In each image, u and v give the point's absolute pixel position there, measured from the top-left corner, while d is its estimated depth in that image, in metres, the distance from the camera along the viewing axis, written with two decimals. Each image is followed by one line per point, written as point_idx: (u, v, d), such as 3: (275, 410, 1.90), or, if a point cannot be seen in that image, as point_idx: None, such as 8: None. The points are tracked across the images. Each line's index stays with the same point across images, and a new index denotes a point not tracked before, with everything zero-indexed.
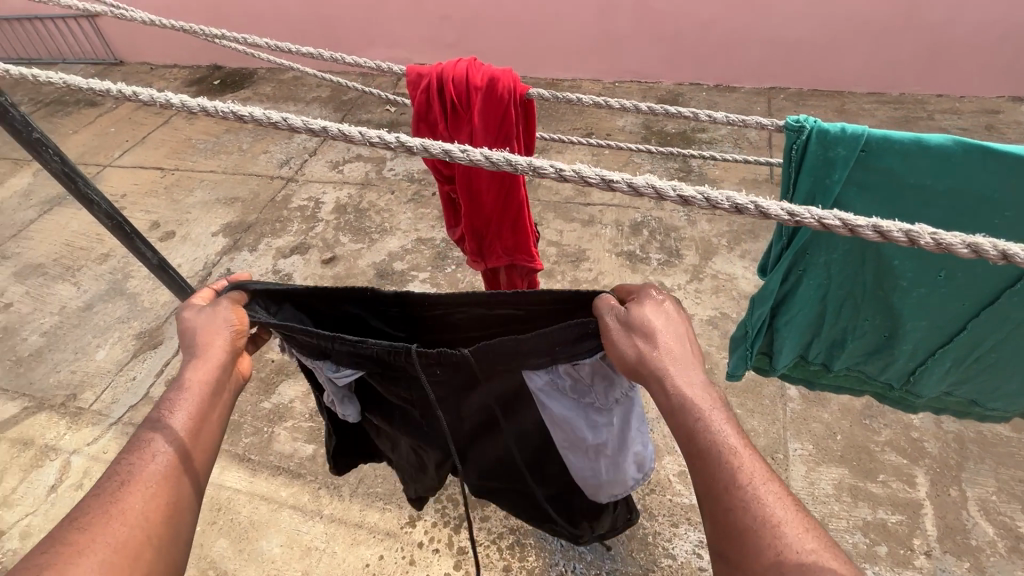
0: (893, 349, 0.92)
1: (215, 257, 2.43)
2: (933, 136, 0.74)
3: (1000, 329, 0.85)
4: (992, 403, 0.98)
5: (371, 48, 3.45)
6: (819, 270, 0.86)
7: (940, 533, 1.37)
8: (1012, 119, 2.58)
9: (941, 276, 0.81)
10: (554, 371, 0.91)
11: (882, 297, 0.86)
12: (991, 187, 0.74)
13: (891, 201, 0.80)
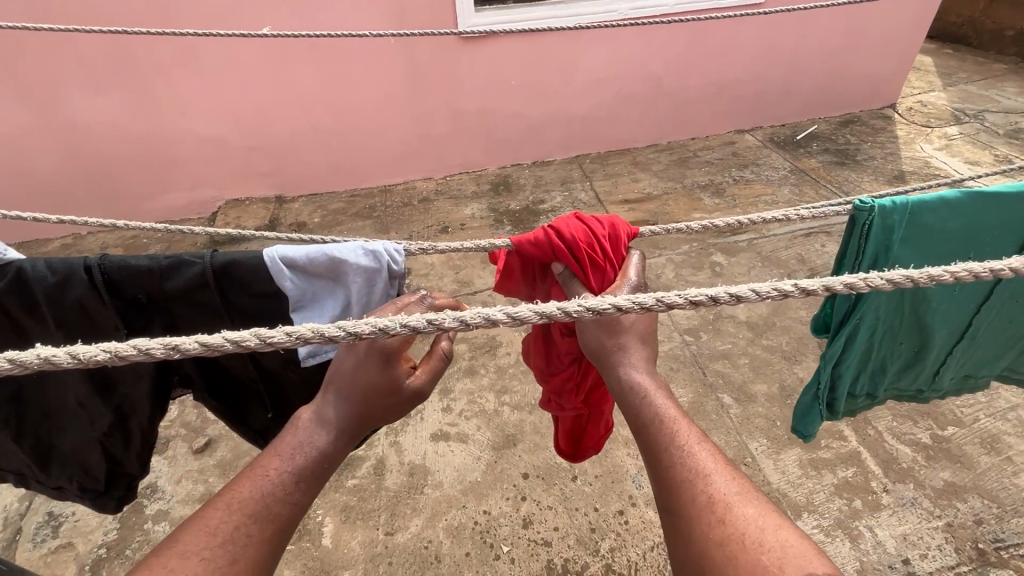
0: (924, 359, 1.00)
1: (21, 505, 1.74)
2: (947, 193, 0.87)
3: (990, 316, 0.96)
4: (981, 372, 1.06)
5: (168, 193, 3.03)
6: (871, 319, 0.92)
7: (883, 468, 1.62)
8: (745, 146, 3.43)
9: (961, 288, 0.92)
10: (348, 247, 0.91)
11: (918, 320, 0.94)
12: (999, 217, 0.89)
13: (922, 249, 0.91)
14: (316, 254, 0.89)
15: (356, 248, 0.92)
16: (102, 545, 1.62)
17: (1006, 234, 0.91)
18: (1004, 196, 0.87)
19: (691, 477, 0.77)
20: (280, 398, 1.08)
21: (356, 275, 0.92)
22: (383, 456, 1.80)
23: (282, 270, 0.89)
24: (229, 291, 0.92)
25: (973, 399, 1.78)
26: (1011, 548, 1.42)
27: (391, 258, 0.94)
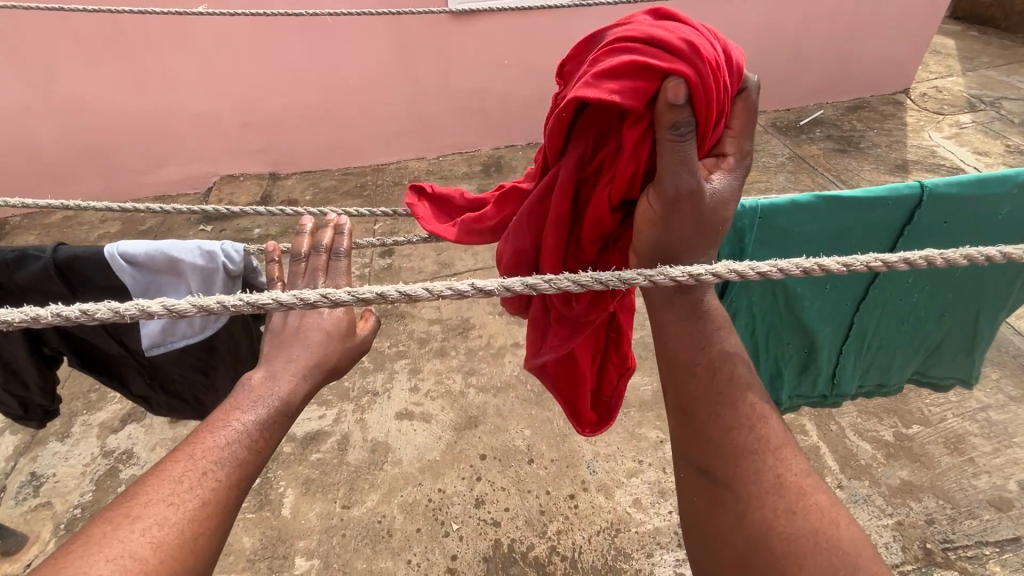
0: (816, 360, 1.09)
1: (7, 464, 1.84)
2: (799, 197, 1.00)
3: (874, 317, 1.05)
4: (891, 379, 1.14)
5: (163, 168, 3.09)
6: (746, 316, 1.03)
7: (840, 464, 1.60)
8: None
9: (828, 287, 1.01)
10: (184, 248, 0.91)
11: (794, 318, 1.04)
12: (849, 218, 1.01)
13: (782, 249, 1.04)
14: (152, 252, 0.90)
15: (193, 247, 0.92)
16: (78, 505, 1.71)
17: (865, 234, 1.04)
18: (858, 198, 0.99)
19: (758, 447, 0.70)
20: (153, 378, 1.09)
21: (191, 274, 0.93)
22: (347, 432, 1.84)
23: (118, 265, 0.89)
24: (72, 283, 0.92)
25: (943, 398, 1.74)
26: (958, 549, 1.41)
27: (231, 259, 0.94)
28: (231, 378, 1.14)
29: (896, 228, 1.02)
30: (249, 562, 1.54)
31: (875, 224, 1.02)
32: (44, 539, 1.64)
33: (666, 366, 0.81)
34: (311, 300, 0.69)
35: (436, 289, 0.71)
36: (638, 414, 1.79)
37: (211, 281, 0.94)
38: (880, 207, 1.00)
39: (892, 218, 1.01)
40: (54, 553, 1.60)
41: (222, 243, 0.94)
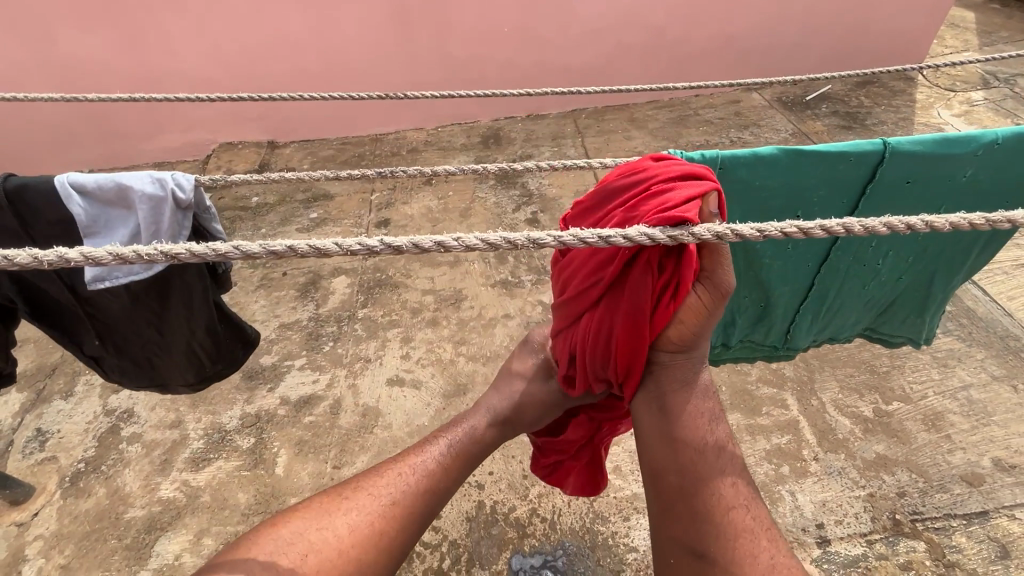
0: (771, 315, 1.22)
1: (14, 420, 1.91)
2: (762, 149, 1.01)
3: (835, 275, 1.15)
4: (842, 334, 1.30)
5: (162, 134, 3.09)
6: None
7: (817, 438, 1.64)
8: (749, 105, 3.27)
9: (789, 247, 1.10)
10: (138, 177, 1.04)
11: (754, 276, 1.14)
12: (814, 173, 1.04)
13: (740, 199, 1.06)
14: (102, 180, 1.02)
15: (143, 176, 1.05)
16: (82, 460, 1.79)
17: (827, 190, 1.07)
18: (826, 154, 1.01)
19: (755, 529, 0.77)
20: (104, 329, 1.19)
21: (140, 202, 1.05)
22: (340, 397, 1.90)
23: (71, 193, 1.01)
24: (26, 216, 1.03)
25: (925, 376, 1.76)
26: (927, 521, 1.45)
27: (178, 188, 1.08)
28: (183, 327, 1.26)
29: (861, 187, 1.06)
30: (245, 516, 1.62)
31: (841, 181, 1.05)
32: (50, 490, 1.72)
33: (663, 436, 0.86)
34: (223, 251, 0.72)
35: (346, 244, 0.74)
36: None
37: (163, 209, 1.07)
38: (844, 163, 1.02)
39: (859, 172, 1.03)
40: (60, 504, 1.68)
41: (170, 174, 1.08)
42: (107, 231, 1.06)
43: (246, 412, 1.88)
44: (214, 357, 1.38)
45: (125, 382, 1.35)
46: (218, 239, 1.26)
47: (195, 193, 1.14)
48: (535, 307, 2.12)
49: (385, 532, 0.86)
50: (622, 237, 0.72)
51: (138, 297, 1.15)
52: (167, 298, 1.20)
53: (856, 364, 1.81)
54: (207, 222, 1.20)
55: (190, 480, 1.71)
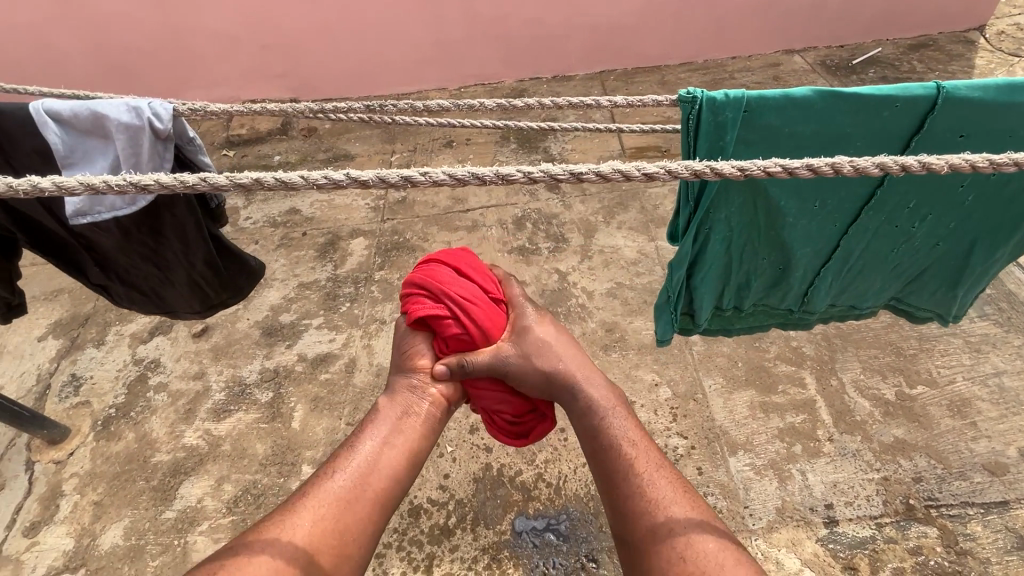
0: (789, 279, 1.16)
1: (50, 365, 2.02)
2: (795, 91, 0.94)
3: (863, 238, 1.08)
4: (865, 303, 1.24)
5: (188, 91, 3.11)
6: (721, 227, 1.07)
7: (834, 418, 1.60)
8: (790, 68, 3.08)
9: (815, 205, 1.03)
10: (114, 104, 1.04)
11: (773, 235, 1.08)
12: (847, 121, 0.96)
13: (768, 147, 1.00)
14: (78, 107, 1.03)
15: (119, 104, 1.05)
16: (112, 405, 1.88)
17: (867, 141, 0.99)
18: (868, 100, 0.93)
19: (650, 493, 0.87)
20: (105, 259, 1.23)
21: (117, 131, 1.05)
22: (354, 356, 1.93)
23: (46, 121, 1.02)
24: (6, 145, 1.07)
25: (955, 361, 1.69)
26: (941, 507, 1.42)
27: (155, 118, 1.08)
28: (180, 259, 1.27)
29: (904, 138, 0.98)
30: (262, 466, 1.69)
31: (882, 132, 0.97)
32: (84, 432, 1.82)
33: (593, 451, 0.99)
34: (190, 183, 0.76)
35: (314, 178, 0.79)
36: (636, 356, 1.80)
37: (142, 139, 1.07)
38: (887, 109, 0.94)
39: (903, 121, 0.96)
40: (93, 445, 1.78)
41: (147, 104, 1.08)
42: (87, 162, 1.08)
43: (265, 366, 1.94)
44: (218, 287, 1.40)
45: (135, 309, 1.42)
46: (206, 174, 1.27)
47: (176, 124, 1.15)
48: (551, 275, 2.08)
49: (342, 516, 0.86)
50: (591, 174, 0.79)
51: (131, 231, 1.16)
52: (161, 233, 1.20)
53: (882, 345, 1.74)
54: (194, 155, 1.22)
55: (211, 429, 1.79)
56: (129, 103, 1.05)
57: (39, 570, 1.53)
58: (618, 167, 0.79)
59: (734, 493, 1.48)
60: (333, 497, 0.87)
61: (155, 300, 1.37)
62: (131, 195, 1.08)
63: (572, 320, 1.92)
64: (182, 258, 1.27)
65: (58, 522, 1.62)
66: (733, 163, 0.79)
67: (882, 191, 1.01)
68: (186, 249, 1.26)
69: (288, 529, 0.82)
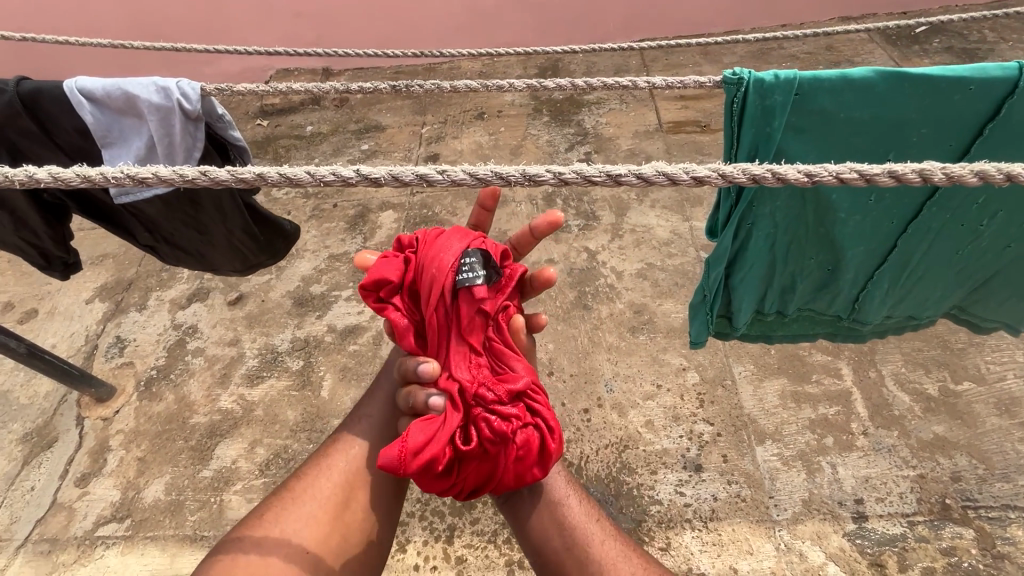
0: (838, 281, 1.10)
1: (97, 326, 2.12)
2: (855, 72, 0.87)
3: (924, 238, 1.01)
4: (925, 313, 1.16)
5: (223, 60, 3.12)
6: (765, 222, 1.01)
7: (870, 412, 1.54)
8: (845, 37, 2.88)
9: (870, 200, 0.96)
10: (145, 85, 1.06)
11: (823, 232, 1.02)
12: (911, 107, 0.88)
13: (821, 134, 0.93)
14: (110, 88, 1.05)
15: (149, 85, 1.06)
16: (154, 367, 1.97)
17: (934, 130, 0.91)
18: (938, 82, 0.86)
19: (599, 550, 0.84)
20: (149, 224, 1.26)
21: (149, 112, 1.07)
22: (382, 329, 1.96)
23: (80, 101, 1.05)
24: (48, 124, 1.10)
25: (1008, 357, 1.59)
26: (980, 509, 1.36)
27: (183, 99, 1.09)
28: (219, 224, 1.30)
29: (977, 126, 0.89)
30: (293, 432, 1.75)
31: (952, 119, 0.89)
32: (128, 391, 1.91)
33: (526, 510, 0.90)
34: (191, 177, 0.73)
35: (321, 175, 0.75)
36: (664, 340, 1.77)
37: (173, 121, 1.09)
38: (960, 93, 0.86)
39: (976, 107, 0.87)
40: (137, 404, 1.88)
41: (175, 83, 1.09)
42: (123, 140, 1.12)
43: (296, 336, 1.99)
44: (257, 250, 1.45)
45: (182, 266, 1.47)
46: (239, 147, 1.26)
47: (205, 103, 1.14)
48: (580, 253, 2.04)
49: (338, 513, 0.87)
50: (632, 175, 0.72)
51: (171, 200, 1.19)
52: (198, 201, 1.22)
53: (927, 338, 1.66)
54: (225, 132, 1.21)
55: (245, 394, 1.86)
56: (160, 85, 1.07)
57: (88, 518, 1.64)
58: (663, 168, 0.71)
59: (759, 482, 1.45)
60: (331, 491, 0.88)
61: (200, 260, 1.42)
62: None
63: (600, 301, 1.88)
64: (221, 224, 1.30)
65: (106, 475, 1.72)
66: (799, 166, 0.70)
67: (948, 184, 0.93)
68: (223, 216, 1.28)
69: (280, 518, 0.83)
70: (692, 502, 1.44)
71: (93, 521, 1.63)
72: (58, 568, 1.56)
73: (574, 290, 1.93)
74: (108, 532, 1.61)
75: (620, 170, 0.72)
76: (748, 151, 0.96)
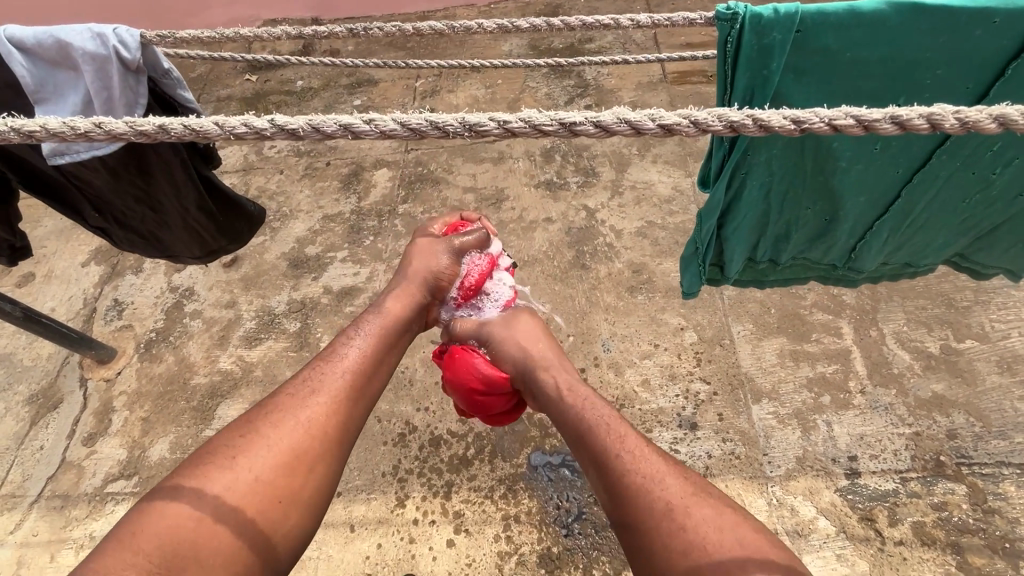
0: (835, 231, 1.06)
1: (95, 290, 2.11)
2: (863, 5, 0.80)
3: (929, 188, 0.97)
4: (924, 260, 1.13)
5: (207, 11, 2.98)
6: (760, 171, 0.96)
7: (868, 370, 1.53)
8: None
9: (875, 148, 0.91)
10: (82, 32, 1.01)
11: (821, 181, 0.98)
12: (927, 43, 0.82)
13: (825, 76, 0.87)
14: (41, 34, 0.99)
15: (84, 31, 1.02)
16: (153, 330, 1.98)
17: (949, 70, 0.84)
18: (957, 15, 0.79)
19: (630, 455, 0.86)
20: (97, 199, 1.21)
21: (84, 61, 1.02)
22: (378, 291, 1.95)
23: (10, 50, 0.98)
24: None
25: (1013, 314, 1.56)
26: (974, 465, 1.37)
27: (122, 47, 1.04)
28: (174, 200, 1.26)
29: (1000, 65, 0.83)
30: None
31: (971, 56, 0.82)
32: (129, 353, 1.93)
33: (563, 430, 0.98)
34: (117, 131, 0.73)
35: (246, 124, 0.71)
36: (663, 299, 1.74)
37: (111, 72, 1.04)
38: (982, 27, 0.79)
39: (1000, 42, 0.81)
40: (138, 366, 1.89)
41: (112, 30, 1.04)
42: (57, 97, 1.05)
43: (292, 297, 1.98)
44: (216, 232, 1.42)
45: (136, 253, 1.42)
46: (190, 109, 1.22)
47: (149, 54, 1.10)
48: (579, 211, 1.99)
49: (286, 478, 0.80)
50: (589, 124, 0.68)
51: (119, 172, 1.14)
52: (150, 172, 1.18)
53: (932, 296, 1.62)
54: (173, 89, 1.17)
55: (244, 356, 1.87)
56: (98, 31, 1.02)
57: (98, 476, 1.69)
58: (626, 116, 0.68)
59: (754, 439, 1.46)
60: (283, 453, 0.82)
61: (155, 241, 1.36)
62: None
63: (598, 260, 1.85)
64: (176, 199, 1.27)
65: (112, 435, 1.76)
66: (788, 113, 0.67)
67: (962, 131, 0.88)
68: (177, 192, 1.25)
69: (222, 469, 0.78)
70: (686, 459, 1.45)
71: (102, 478, 1.68)
72: (72, 522, 1.61)
73: (572, 249, 1.89)
74: (117, 489, 1.65)
75: (576, 119, 0.69)
76: (742, 95, 0.90)
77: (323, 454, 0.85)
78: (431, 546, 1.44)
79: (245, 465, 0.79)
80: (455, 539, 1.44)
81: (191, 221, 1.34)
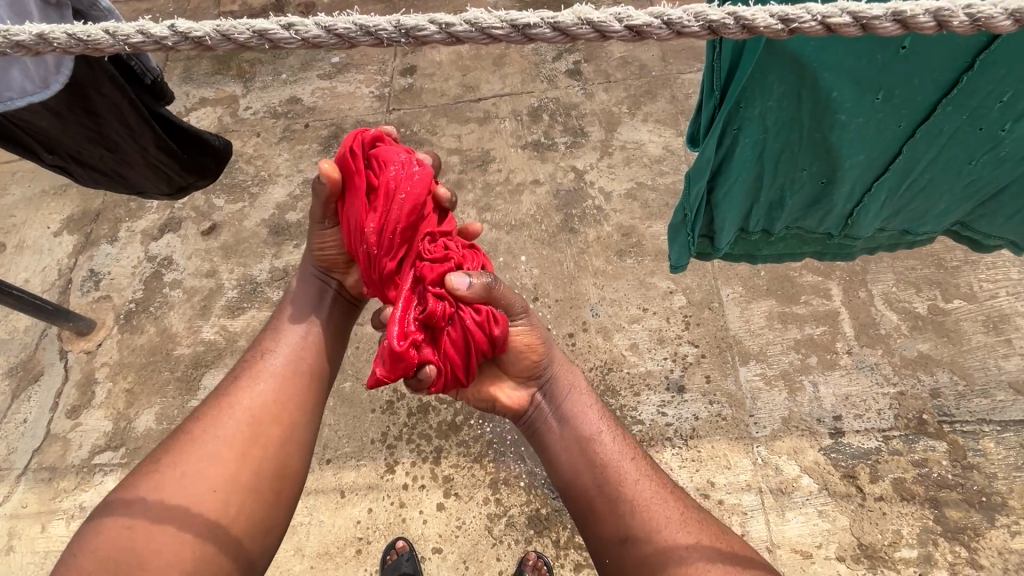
0: (832, 195, 1.02)
1: (69, 260, 2.05)
2: None
3: (932, 145, 0.93)
4: (924, 228, 1.10)
5: None
6: (754, 125, 0.92)
7: (856, 331, 1.52)
8: None
9: (877, 99, 0.87)
10: None
11: (819, 138, 0.93)
12: None
13: None
14: None
15: None
16: (132, 300, 1.93)
17: None
18: None
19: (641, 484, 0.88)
20: (45, 141, 1.13)
21: None
22: None
23: None
24: None
25: (1001, 274, 1.56)
26: (955, 423, 1.39)
27: None
28: (129, 139, 1.20)
29: None
30: None
31: None
32: (108, 325, 1.89)
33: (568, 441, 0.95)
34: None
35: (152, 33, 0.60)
36: (652, 263, 1.71)
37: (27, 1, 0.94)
38: None
39: None
40: (119, 337, 1.86)
41: None
42: None
43: (274, 266, 1.93)
44: (180, 168, 1.36)
45: (99, 189, 1.34)
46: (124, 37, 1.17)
47: None
48: (567, 173, 1.94)
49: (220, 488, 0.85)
50: (546, 26, 0.58)
51: (63, 114, 1.07)
52: (97, 113, 1.12)
53: (922, 256, 1.61)
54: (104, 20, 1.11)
55: (227, 326, 1.83)
56: None
57: (84, 447, 1.68)
58: (587, 15, 0.57)
59: (741, 401, 1.47)
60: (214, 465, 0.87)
61: (118, 181, 1.29)
62: (42, 74, 0.97)
63: (587, 224, 1.81)
64: (130, 140, 1.20)
65: (96, 407, 1.74)
66: (773, 10, 0.57)
67: (970, 77, 0.84)
68: (130, 131, 1.19)
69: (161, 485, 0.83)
70: (673, 421, 1.46)
71: (89, 450, 1.67)
72: (60, 493, 1.61)
73: (560, 213, 1.85)
74: (105, 460, 1.65)
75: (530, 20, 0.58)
76: None
77: (259, 471, 0.89)
78: (421, 509, 1.46)
79: (182, 480, 0.84)
80: (445, 502, 1.46)
81: (151, 162, 1.28)
